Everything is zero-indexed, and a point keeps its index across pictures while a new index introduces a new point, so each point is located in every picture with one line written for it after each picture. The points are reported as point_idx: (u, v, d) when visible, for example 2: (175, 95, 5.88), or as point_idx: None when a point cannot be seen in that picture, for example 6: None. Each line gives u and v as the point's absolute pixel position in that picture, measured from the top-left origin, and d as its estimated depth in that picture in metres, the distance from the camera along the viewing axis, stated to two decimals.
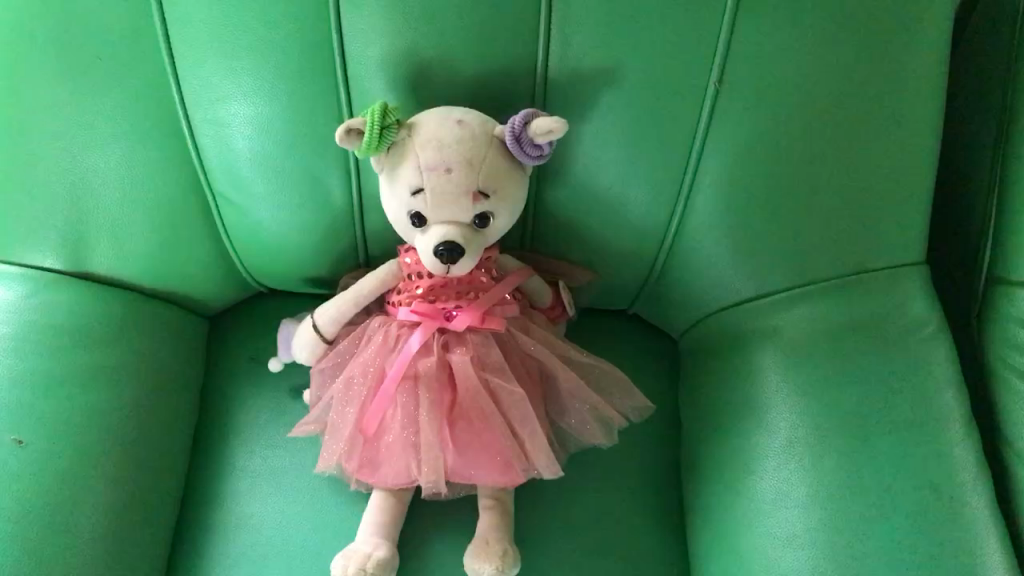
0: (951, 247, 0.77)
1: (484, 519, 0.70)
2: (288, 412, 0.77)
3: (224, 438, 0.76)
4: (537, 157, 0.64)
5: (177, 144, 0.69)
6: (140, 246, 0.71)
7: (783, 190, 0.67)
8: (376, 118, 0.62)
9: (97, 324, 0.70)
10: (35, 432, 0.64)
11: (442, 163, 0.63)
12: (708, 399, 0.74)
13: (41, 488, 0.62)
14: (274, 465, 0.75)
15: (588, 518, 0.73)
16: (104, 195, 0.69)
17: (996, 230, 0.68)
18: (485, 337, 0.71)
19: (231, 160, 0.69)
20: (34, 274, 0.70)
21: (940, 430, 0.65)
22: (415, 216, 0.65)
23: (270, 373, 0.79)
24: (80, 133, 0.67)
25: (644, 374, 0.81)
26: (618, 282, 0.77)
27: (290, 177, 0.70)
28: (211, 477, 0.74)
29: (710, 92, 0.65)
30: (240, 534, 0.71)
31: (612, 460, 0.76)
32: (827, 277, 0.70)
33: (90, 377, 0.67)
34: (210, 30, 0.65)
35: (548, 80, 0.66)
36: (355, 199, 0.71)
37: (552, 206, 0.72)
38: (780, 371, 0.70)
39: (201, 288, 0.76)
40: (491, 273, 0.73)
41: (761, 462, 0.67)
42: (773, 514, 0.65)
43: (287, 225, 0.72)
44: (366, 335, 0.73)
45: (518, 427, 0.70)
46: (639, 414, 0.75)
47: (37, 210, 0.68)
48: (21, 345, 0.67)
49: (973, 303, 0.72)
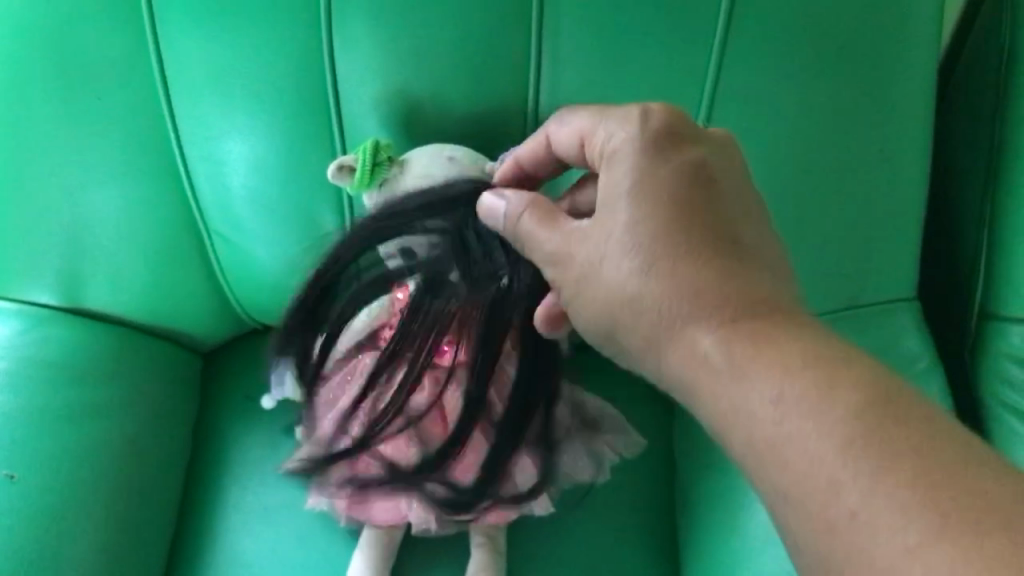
0: (943, 284, 0.80)
1: (476, 556, 0.70)
2: (281, 449, 0.78)
3: (218, 474, 0.76)
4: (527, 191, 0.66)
5: (172, 182, 0.70)
6: (137, 284, 0.71)
7: (788, 224, 0.69)
8: (368, 155, 0.63)
9: (90, 360, 0.70)
10: (27, 466, 0.64)
11: None
12: (703, 437, 0.74)
13: (34, 523, 0.62)
14: (267, 501, 0.75)
15: (581, 553, 0.72)
16: (100, 233, 0.69)
17: (990, 262, 0.71)
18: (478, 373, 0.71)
19: (227, 197, 0.70)
20: (29, 310, 0.70)
21: None
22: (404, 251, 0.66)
23: (264, 410, 0.79)
24: (75, 173, 0.68)
25: (637, 409, 0.80)
26: None
27: (287, 218, 0.71)
28: (201, 515, 0.74)
29: (711, 75, 0.66)
30: (231, 570, 0.71)
31: (605, 498, 0.75)
32: (821, 311, 0.72)
33: (83, 412, 0.68)
34: (205, 70, 0.66)
35: (538, 118, 0.69)
36: (348, 235, 0.73)
37: None
38: None
39: (197, 325, 0.76)
40: None
41: (754, 499, 0.67)
42: (766, 549, 0.64)
43: (282, 262, 0.73)
44: (360, 370, 0.73)
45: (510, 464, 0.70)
46: (633, 451, 0.74)
47: (34, 246, 0.69)
48: (17, 380, 0.67)
49: (966, 338, 0.75)
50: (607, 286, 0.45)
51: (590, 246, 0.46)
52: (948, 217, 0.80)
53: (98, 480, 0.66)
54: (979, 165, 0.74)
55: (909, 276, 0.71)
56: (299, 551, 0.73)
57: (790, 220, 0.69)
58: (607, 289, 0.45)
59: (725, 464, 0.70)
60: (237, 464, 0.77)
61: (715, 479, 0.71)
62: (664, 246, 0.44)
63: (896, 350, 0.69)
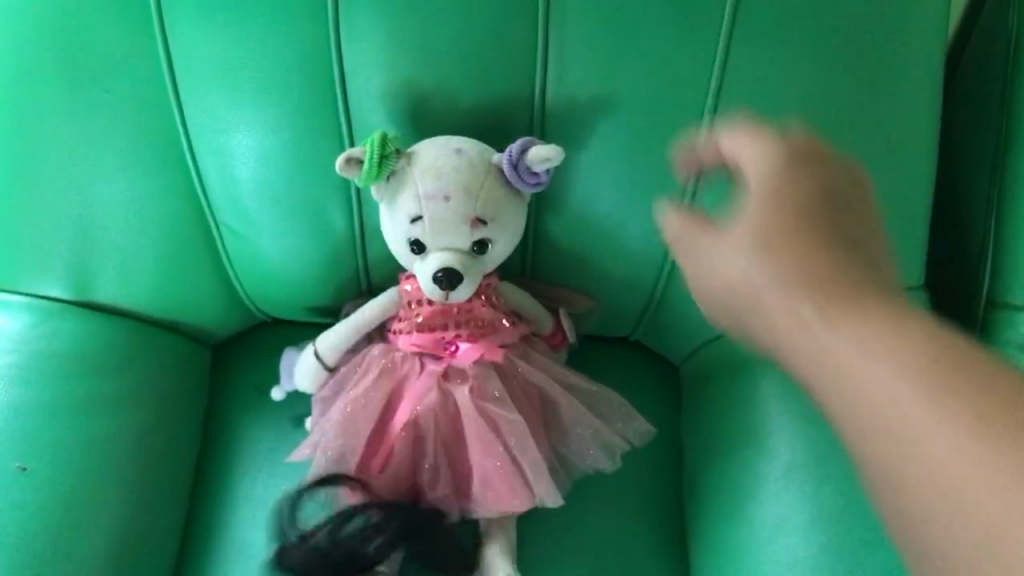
0: (950, 273, 0.80)
1: (486, 545, 0.70)
2: (290, 440, 0.78)
3: (227, 465, 0.76)
4: (536, 184, 0.65)
5: (180, 175, 0.70)
6: (146, 277, 0.71)
7: None
8: (376, 147, 0.62)
9: (101, 352, 0.71)
10: (38, 458, 0.65)
11: (441, 191, 0.64)
12: (710, 426, 0.74)
13: (48, 516, 0.63)
14: (276, 493, 0.75)
15: (589, 543, 0.73)
16: (108, 226, 0.70)
17: (997, 250, 0.71)
18: (486, 368, 0.71)
19: (234, 190, 0.70)
20: (39, 304, 0.71)
21: None
22: (415, 243, 0.65)
23: (273, 402, 0.79)
24: (83, 167, 0.68)
25: (648, 400, 0.81)
26: (619, 307, 0.77)
27: (295, 209, 0.71)
28: (211, 507, 0.74)
29: (718, 66, 0.66)
30: (241, 561, 0.72)
31: (615, 488, 0.76)
32: None
33: (93, 404, 0.68)
34: (213, 64, 0.66)
35: (546, 110, 0.68)
36: (356, 227, 0.72)
37: (554, 229, 0.72)
38: (781, 398, 0.70)
39: (205, 317, 0.76)
40: (490, 300, 0.72)
41: (763, 488, 0.68)
42: (777, 541, 0.65)
43: (289, 254, 0.73)
44: (366, 362, 0.73)
45: (518, 453, 0.69)
46: (641, 438, 0.74)
47: (44, 239, 0.69)
48: (26, 373, 0.68)
49: (974, 327, 0.75)
50: (719, 276, 0.48)
51: (693, 255, 0.50)
52: (954, 205, 0.80)
53: (110, 472, 0.67)
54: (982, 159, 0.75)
55: (914, 265, 0.71)
56: (309, 542, 0.73)
57: None
58: (718, 280, 0.48)
59: (733, 454, 0.71)
60: (247, 455, 0.77)
61: (722, 468, 0.71)
62: (782, 220, 0.46)
63: None
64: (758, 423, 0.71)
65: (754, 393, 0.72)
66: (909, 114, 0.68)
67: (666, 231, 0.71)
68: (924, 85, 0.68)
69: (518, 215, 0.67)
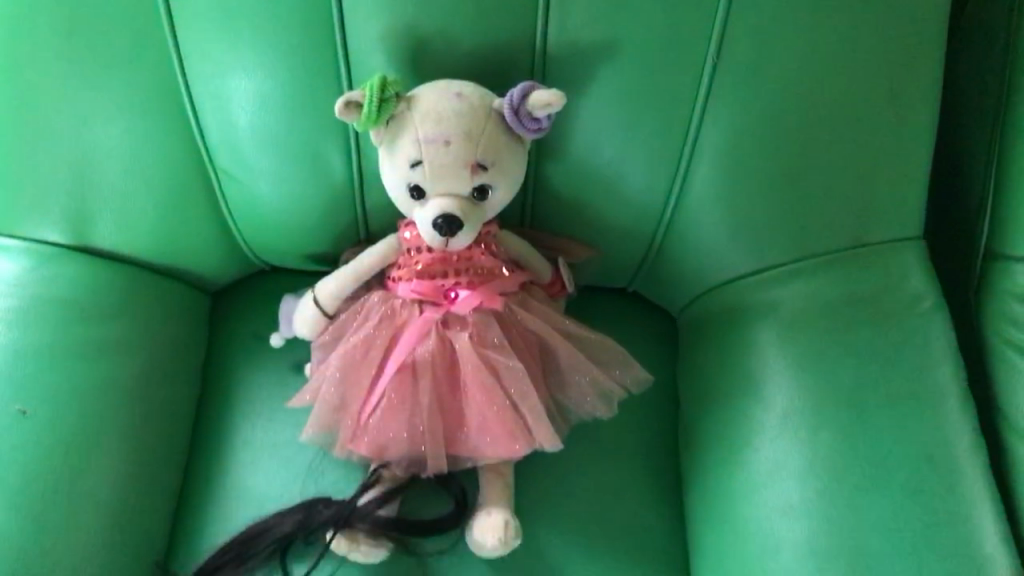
0: (948, 225, 0.80)
1: (486, 490, 0.71)
2: (290, 387, 0.78)
3: (227, 412, 0.77)
4: (536, 130, 0.65)
5: (177, 120, 0.69)
6: (145, 222, 0.71)
7: (795, 163, 0.69)
8: (375, 91, 0.62)
9: (100, 297, 0.71)
10: (38, 401, 0.66)
11: (441, 136, 0.63)
12: (706, 376, 0.74)
13: (48, 459, 0.64)
14: (276, 439, 0.75)
15: (584, 490, 0.74)
16: (105, 171, 0.69)
17: (996, 202, 0.72)
18: (486, 315, 0.71)
19: (233, 135, 0.69)
20: (36, 248, 0.70)
21: (936, 400, 0.67)
22: (414, 188, 0.65)
23: (272, 349, 0.79)
24: (80, 112, 0.68)
25: (645, 349, 0.81)
26: (618, 257, 0.77)
27: (292, 154, 0.70)
28: (210, 452, 0.75)
29: (721, 12, 0.65)
30: (241, 505, 0.73)
31: (613, 437, 0.76)
32: (827, 250, 0.71)
33: (91, 348, 0.69)
34: (211, 7, 0.65)
35: (547, 54, 0.67)
36: (355, 174, 0.72)
37: (554, 177, 0.72)
38: (779, 348, 0.71)
39: (204, 263, 0.76)
40: (490, 249, 0.72)
41: (758, 434, 0.69)
42: (772, 486, 0.67)
43: (287, 200, 0.72)
44: (365, 310, 0.72)
45: (519, 401, 0.69)
46: (639, 386, 0.75)
47: (42, 184, 0.69)
48: (24, 317, 0.68)
49: (971, 278, 0.75)
50: None
51: None
52: (956, 157, 0.80)
53: (110, 417, 0.68)
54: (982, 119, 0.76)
55: (913, 216, 0.71)
56: (307, 487, 0.74)
57: (797, 159, 0.69)
58: None
59: (729, 402, 0.72)
60: (247, 402, 0.77)
61: (718, 417, 0.72)
62: None
63: (897, 292, 0.70)
64: (755, 372, 0.71)
65: (750, 342, 0.72)
66: (912, 64, 0.68)
67: (666, 181, 0.71)
68: (928, 35, 0.67)
69: (519, 160, 0.67)
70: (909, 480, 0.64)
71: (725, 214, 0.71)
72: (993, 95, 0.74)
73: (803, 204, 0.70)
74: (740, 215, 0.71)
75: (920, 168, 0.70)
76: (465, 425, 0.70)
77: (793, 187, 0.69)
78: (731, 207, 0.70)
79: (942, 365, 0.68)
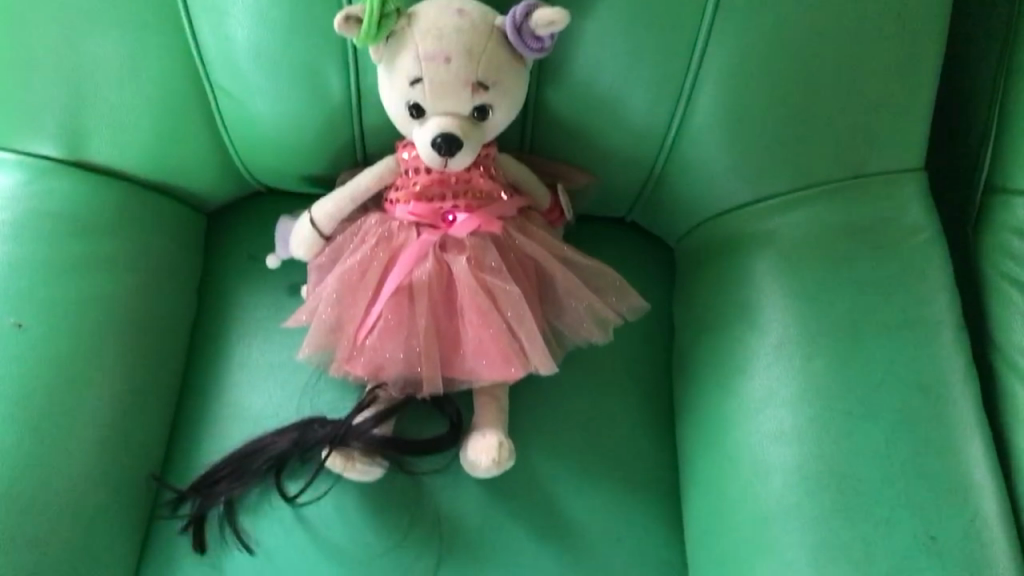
0: (950, 160, 0.80)
1: (482, 413, 0.72)
2: (286, 309, 0.78)
3: (222, 332, 0.77)
4: (538, 51, 0.64)
5: (173, 34, 0.68)
6: (140, 139, 0.70)
7: (800, 91, 0.68)
8: (376, 5, 0.61)
9: (96, 213, 0.70)
10: (35, 314, 0.66)
11: (441, 53, 0.62)
12: (701, 305, 0.75)
13: (44, 373, 0.64)
14: (272, 359, 0.76)
15: (576, 416, 0.75)
16: (100, 85, 0.68)
17: (999, 135, 0.71)
18: (484, 239, 0.70)
19: (230, 51, 0.68)
20: (30, 161, 0.70)
21: (930, 331, 0.67)
22: (414, 106, 0.64)
23: (267, 271, 0.79)
24: (74, 23, 0.66)
25: (641, 279, 0.82)
26: (617, 185, 0.77)
27: (290, 72, 0.68)
28: (206, 372, 0.75)
29: None
30: (236, 423, 0.73)
31: (604, 363, 0.78)
32: (827, 180, 0.71)
33: (87, 264, 0.69)
34: None
35: None
36: (354, 94, 0.70)
37: (555, 101, 0.71)
38: (776, 277, 0.71)
39: (200, 182, 0.75)
40: (490, 172, 0.72)
41: (751, 362, 0.69)
42: (764, 412, 0.67)
43: (284, 119, 0.71)
44: (362, 231, 0.72)
45: (517, 325, 0.69)
46: (635, 314, 0.75)
47: (35, 97, 0.68)
48: (20, 231, 0.68)
49: (969, 212, 0.75)
50: None
51: None
52: (961, 89, 0.79)
53: (105, 333, 0.68)
54: (989, 54, 0.75)
55: (915, 148, 0.71)
56: (302, 406, 0.74)
57: (801, 87, 0.68)
58: None
59: (725, 333, 0.72)
60: (242, 322, 0.77)
61: (714, 347, 0.72)
62: None
63: (896, 225, 0.70)
64: (751, 301, 0.71)
65: (747, 272, 0.72)
66: None
67: (668, 107, 0.70)
68: None
69: (521, 81, 0.66)
70: (899, 407, 0.64)
71: (726, 143, 0.70)
72: (1001, 29, 0.74)
73: (806, 134, 0.69)
74: (742, 143, 0.70)
75: (924, 98, 0.70)
76: (461, 349, 0.70)
77: (797, 115, 0.69)
78: (732, 136, 0.70)
79: (938, 298, 0.68)
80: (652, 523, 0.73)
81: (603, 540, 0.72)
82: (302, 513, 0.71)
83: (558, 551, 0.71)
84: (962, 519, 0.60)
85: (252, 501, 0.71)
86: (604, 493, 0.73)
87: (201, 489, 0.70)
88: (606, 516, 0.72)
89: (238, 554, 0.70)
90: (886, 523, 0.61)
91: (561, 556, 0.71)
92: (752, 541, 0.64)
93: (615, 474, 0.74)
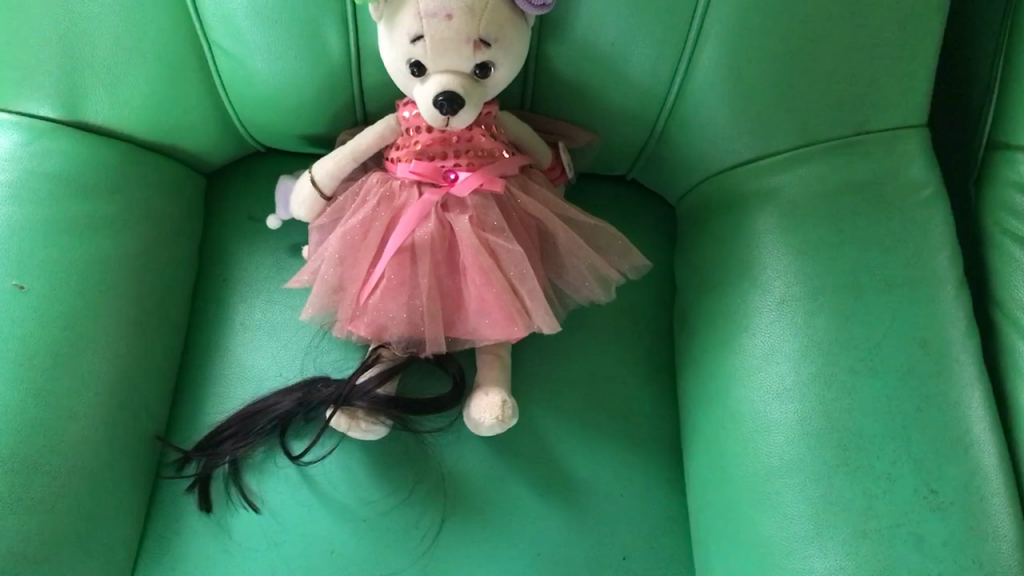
0: (953, 115, 0.80)
1: (485, 372, 0.72)
2: (287, 269, 0.78)
3: (224, 293, 0.77)
4: (539, 6, 0.64)
5: None
6: (137, 99, 0.70)
7: (806, 46, 0.67)
8: None
9: (95, 174, 0.70)
10: (36, 276, 0.65)
11: (442, 9, 0.61)
12: (706, 263, 0.75)
13: (46, 335, 0.64)
14: (274, 320, 0.76)
15: (576, 374, 0.76)
16: (94, 44, 0.67)
17: (1004, 89, 0.71)
18: (486, 199, 0.70)
19: (226, 8, 0.66)
20: (28, 122, 0.69)
21: (933, 288, 0.67)
22: (415, 64, 0.64)
23: (268, 231, 0.79)
24: None
25: (642, 237, 0.82)
26: (619, 141, 0.77)
27: (288, 29, 0.67)
28: (208, 333, 0.76)
29: None
30: (240, 382, 0.74)
31: (606, 321, 0.78)
32: (830, 137, 0.70)
33: (88, 226, 0.68)
34: None
35: None
36: (352, 51, 0.69)
37: (555, 57, 0.70)
38: (777, 235, 0.71)
39: (198, 140, 0.75)
40: (491, 131, 0.71)
41: (755, 320, 0.69)
42: (765, 369, 0.68)
43: (282, 77, 0.70)
44: (364, 191, 0.72)
45: (518, 284, 0.69)
46: (637, 272, 0.75)
47: (29, 56, 0.67)
48: (19, 193, 0.67)
49: (972, 169, 0.75)
50: None
51: None
52: (966, 43, 0.78)
53: (105, 295, 0.68)
54: (994, 6, 0.75)
55: (920, 102, 0.70)
56: (305, 364, 0.75)
57: (808, 41, 0.67)
58: None
59: (727, 290, 0.72)
60: (243, 283, 0.77)
61: (717, 305, 0.73)
62: None
63: (897, 181, 0.70)
64: (753, 258, 0.71)
65: (749, 228, 0.72)
66: None
67: (670, 63, 0.69)
68: None
69: (522, 37, 0.65)
70: (901, 363, 0.65)
71: (728, 99, 0.70)
72: None
73: (811, 90, 0.68)
74: (745, 99, 0.69)
75: (931, 52, 0.69)
76: (463, 307, 0.70)
77: (802, 71, 0.68)
78: (735, 92, 0.69)
79: (941, 253, 0.68)
80: (652, 479, 0.74)
81: (604, 496, 0.73)
82: (306, 471, 0.71)
83: (560, 508, 0.72)
84: (962, 476, 0.61)
85: (256, 460, 0.72)
86: (605, 450, 0.74)
87: (206, 450, 0.70)
88: (607, 473, 0.73)
89: (243, 512, 0.70)
90: (888, 479, 0.61)
91: (563, 513, 0.72)
92: (754, 496, 0.65)
93: (615, 432, 0.75)
